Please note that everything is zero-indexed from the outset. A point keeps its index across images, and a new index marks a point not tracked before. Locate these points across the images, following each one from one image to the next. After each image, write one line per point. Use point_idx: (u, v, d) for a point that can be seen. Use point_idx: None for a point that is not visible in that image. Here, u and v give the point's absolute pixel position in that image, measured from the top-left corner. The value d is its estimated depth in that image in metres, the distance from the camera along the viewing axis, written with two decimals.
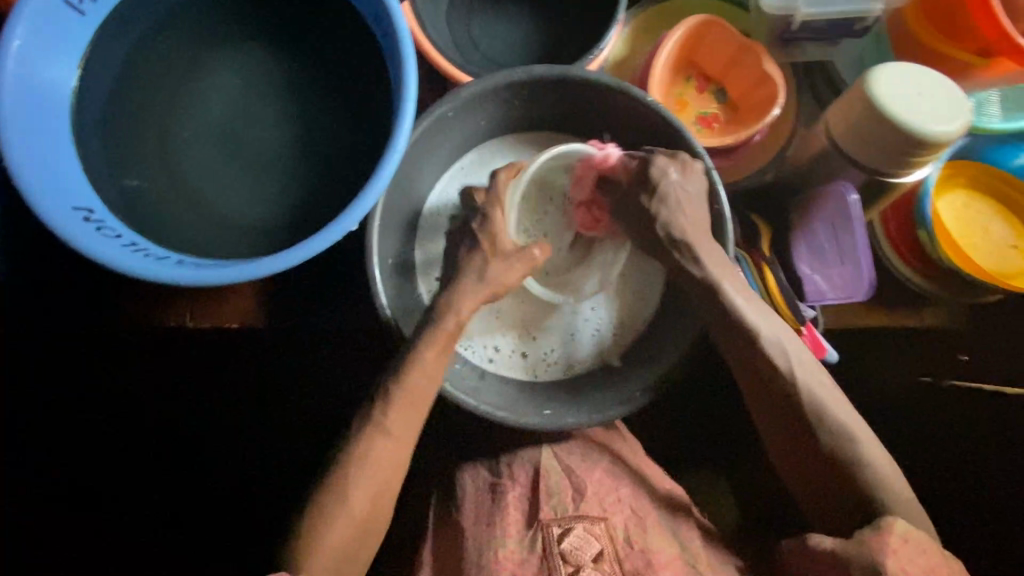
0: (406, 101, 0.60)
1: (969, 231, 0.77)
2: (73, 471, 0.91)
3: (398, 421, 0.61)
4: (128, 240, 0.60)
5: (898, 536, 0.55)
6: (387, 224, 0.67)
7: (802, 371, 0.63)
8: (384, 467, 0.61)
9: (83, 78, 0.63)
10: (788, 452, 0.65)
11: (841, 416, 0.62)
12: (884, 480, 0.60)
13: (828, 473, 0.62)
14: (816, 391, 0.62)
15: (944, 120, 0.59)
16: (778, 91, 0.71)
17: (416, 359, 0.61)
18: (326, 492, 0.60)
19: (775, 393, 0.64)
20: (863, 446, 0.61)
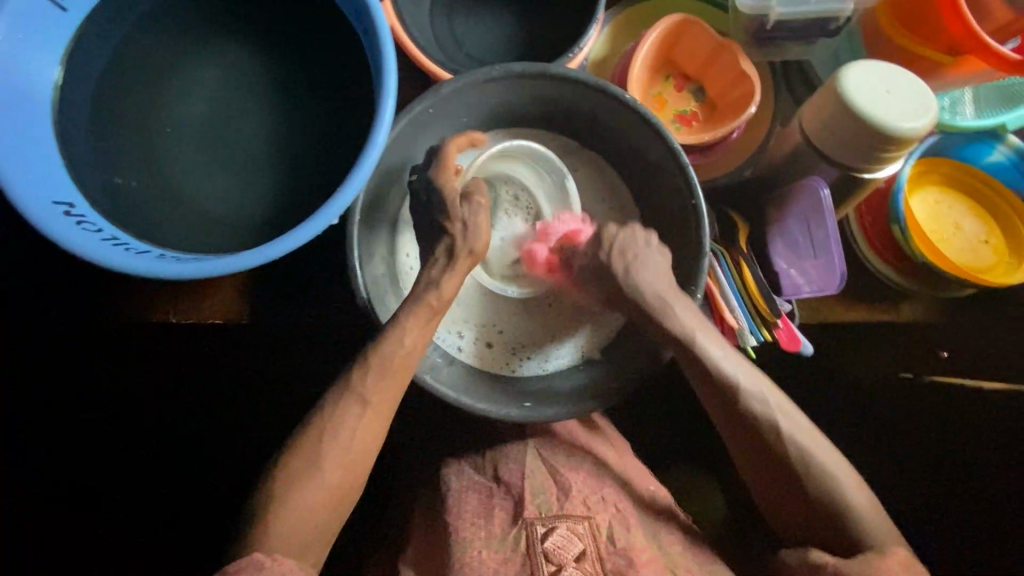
0: (387, 97, 0.61)
1: (941, 227, 0.78)
2: (72, 471, 0.94)
3: (358, 430, 0.61)
4: (108, 234, 0.60)
5: (890, 560, 0.61)
6: (369, 219, 0.68)
7: (783, 418, 0.66)
8: (337, 475, 0.60)
9: (65, 68, 0.63)
10: (772, 483, 0.67)
11: (820, 449, 0.66)
12: (862, 506, 0.65)
13: (811, 504, 0.65)
14: (797, 435, 0.66)
15: (912, 118, 0.61)
16: (754, 89, 0.72)
17: (392, 336, 0.61)
18: (294, 474, 0.59)
19: (758, 440, 0.66)
20: (841, 475, 0.65)
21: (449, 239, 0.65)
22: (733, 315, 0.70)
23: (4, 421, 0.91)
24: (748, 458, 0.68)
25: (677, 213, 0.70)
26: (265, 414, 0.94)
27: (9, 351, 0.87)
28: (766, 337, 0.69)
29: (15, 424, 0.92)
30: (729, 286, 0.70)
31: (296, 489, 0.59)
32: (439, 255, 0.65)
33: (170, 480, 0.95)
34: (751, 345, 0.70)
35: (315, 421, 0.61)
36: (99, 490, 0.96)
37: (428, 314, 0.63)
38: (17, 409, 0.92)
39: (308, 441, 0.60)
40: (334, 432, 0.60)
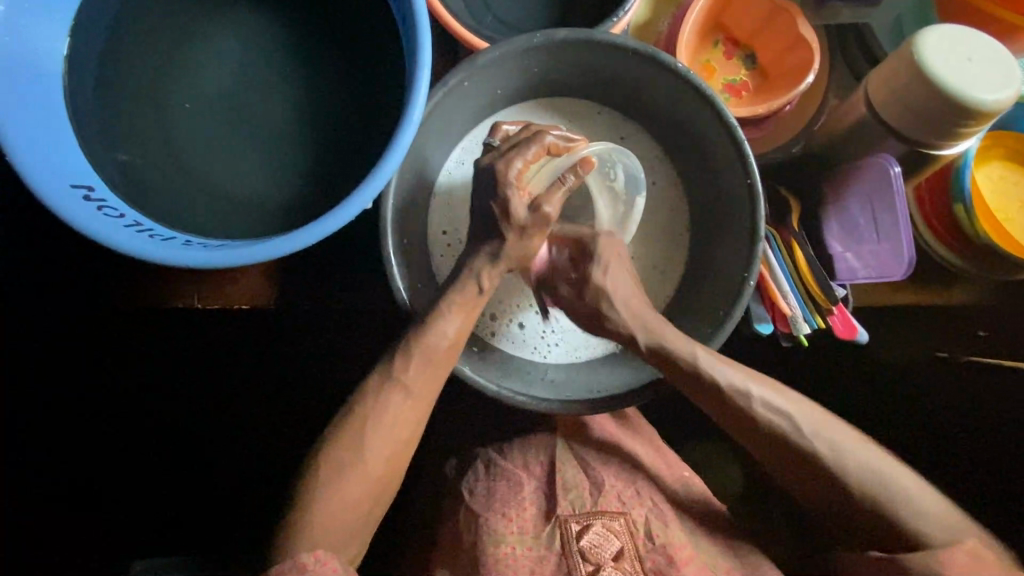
0: (422, 68, 0.56)
1: (1006, 207, 0.73)
2: (72, 470, 0.89)
3: (396, 425, 0.59)
4: (130, 220, 0.57)
5: (957, 551, 0.57)
6: (400, 201, 0.64)
7: (801, 418, 0.63)
8: (375, 472, 0.58)
9: (74, 40, 0.60)
10: (822, 495, 0.63)
11: (849, 445, 0.62)
12: (919, 501, 0.60)
13: (860, 508, 0.61)
14: (820, 432, 0.62)
15: (997, 88, 0.56)
16: (813, 57, 0.67)
17: (438, 320, 0.59)
18: (336, 452, 0.58)
19: (780, 448, 0.63)
20: (887, 470, 0.61)
21: (502, 244, 0.62)
22: (785, 302, 0.66)
23: (3, 421, 0.85)
24: (780, 470, 0.65)
25: (729, 194, 0.66)
26: (281, 405, 0.91)
27: (9, 351, 0.82)
28: (819, 324, 0.66)
29: (16, 425, 0.86)
30: (781, 270, 0.66)
31: (336, 483, 0.57)
32: (484, 253, 0.62)
33: (169, 480, 0.91)
34: (804, 334, 0.66)
35: (350, 414, 0.59)
36: (101, 490, 0.90)
37: (473, 303, 0.61)
38: (17, 409, 0.86)
39: (347, 436, 0.58)
40: (374, 422, 0.58)
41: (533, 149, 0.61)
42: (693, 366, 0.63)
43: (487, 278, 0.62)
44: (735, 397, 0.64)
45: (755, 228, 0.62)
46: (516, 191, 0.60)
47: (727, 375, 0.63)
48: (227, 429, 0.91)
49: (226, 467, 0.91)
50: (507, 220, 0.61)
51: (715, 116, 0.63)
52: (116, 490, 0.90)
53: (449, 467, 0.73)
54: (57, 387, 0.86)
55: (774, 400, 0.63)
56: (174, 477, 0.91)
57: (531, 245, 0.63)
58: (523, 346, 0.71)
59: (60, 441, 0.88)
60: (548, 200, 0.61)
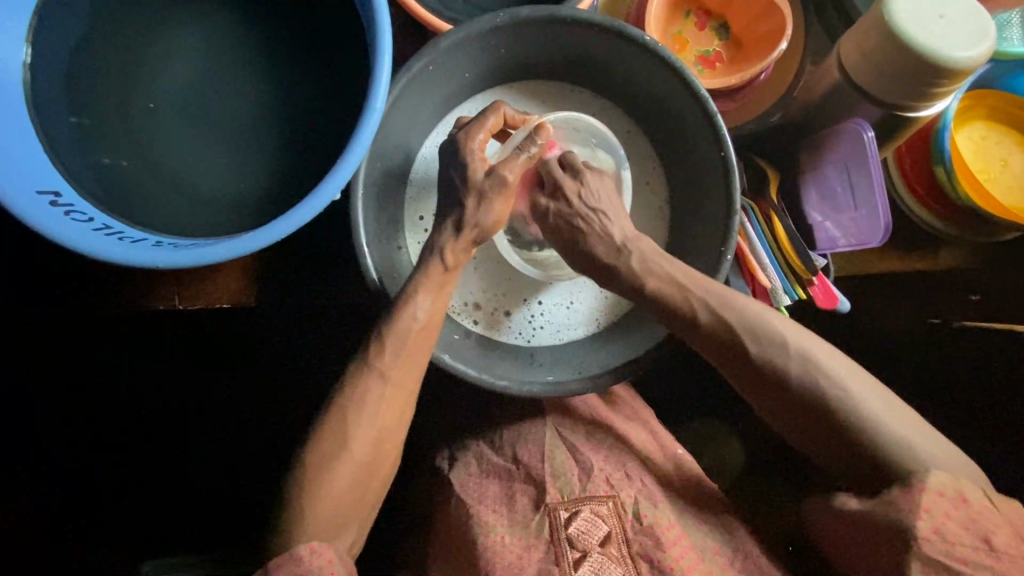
0: (383, 52, 0.55)
1: (987, 166, 0.72)
2: (71, 470, 0.90)
3: (381, 408, 0.58)
4: (100, 224, 0.57)
5: (929, 493, 0.52)
6: (372, 191, 0.63)
7: (748, 321, 0.60)
8: (367, 457, 0.58)
9: (32, 45, 0.58)
10: (778, 415, 0.60)
11: (830, 381, 0.57)
12: (900, 437, 0.56)
13: (842, 442, 0.57)
14: (774, 335, 0.59)
15: (969, 44, 0.54)
16: (785, 22, 0.65)
17: (413, 303, 0.59)
18: (321, 444, 0.57)
19: (728, 355, 0.61)
20: (852, 392, 0.57)
21: (464, 213, 0.61)
22: (764, 274, 0.65)
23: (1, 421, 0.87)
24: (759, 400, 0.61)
25: (705, 167, 0.65)
26: (272, 403, 0.91)
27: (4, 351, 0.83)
28: (800, 296, 0.65)
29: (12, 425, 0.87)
30: (759, 242, 0.66)
31: (332, 472, 0.57)
32: (449, 228, 0.61)
33: (167, 479, 0.91)
34: (785, 305, 0.66)
35: (341, 404, 0.58)
36: (99, 492, 0.91)
37: (441, 283, 0.60)
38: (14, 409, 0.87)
39: (331, 429, 0.57)
40: (357, 412, 0.58)
41: (494, 117, 0.62)
42: (661, 297, 0.62)
43: (452, 254, 0.61)
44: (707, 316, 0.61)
45: (731, 200, 0.62)
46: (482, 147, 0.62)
47: (694, 302, 0.61)
48: (220, 429, 0.92)
49: (220, 467, 0.92)
50: (468, 186, 0.60)
51: (686, 88, 0.62)
52: (113, 493, 0.91)
53: (440, 457, 0.73)
54: (52, 390, 0.87)
55: (717, 303, 0.61)
56: (170, 478, 0.91)
57: (495, 211, 0.61)
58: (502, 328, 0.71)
59: (56, 445, 0.89)
60: (507, 165, 0.60)
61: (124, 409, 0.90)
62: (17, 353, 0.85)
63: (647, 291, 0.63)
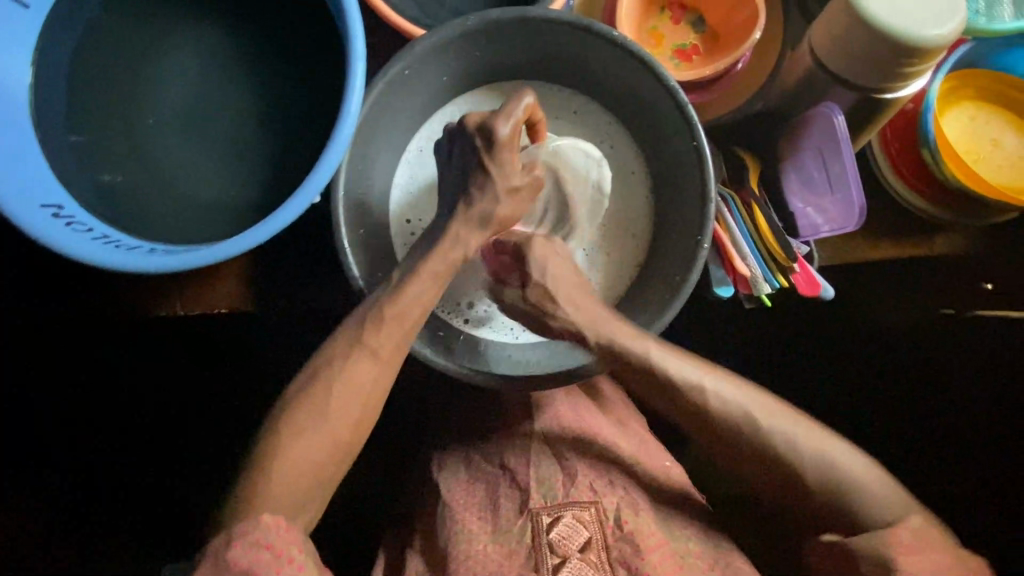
0: (356, 58, 0.58)
1: (976, 148, 0.71)
2: (87, 469, 0.96)
3: (366, 382, 0.59)
4: (99, 233, 0.60)
5: (905, 530, 0.57)
6: (354, 194, 0.66)
7: (703, 379, 0.61)
8: (343, 433, 0.59)
9: (39, 66, 0.62)
10: (742, 462, 0.63)
11: (800, 434, 0.60)
12: (882, 495, 0.59)
13: (808, 492, 0.60)
14: (733, 393, 0.61)
15: (937, 23, 0.54)
16: (758, 12, 0.66)
17: (412, 281, 0.60)
18: (300, 405, 0.58)
19: (684, 410, 0.62)
20: (807, 442, 0.60)
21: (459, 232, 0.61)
22: (745, 263, 0.64)
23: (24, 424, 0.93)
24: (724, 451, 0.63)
25: (681, 157, 0.65)
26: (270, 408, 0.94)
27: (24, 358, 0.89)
28: (781, 284, 0.65)
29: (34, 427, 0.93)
30: (740, 230, 0.65)
31: (304, 441, 0.57)
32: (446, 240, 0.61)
33: (175, 481, 0.96)
34: (766, 294, 0.65)
35: (322, 368, 0.59)
36: (100, 491, 0.96)
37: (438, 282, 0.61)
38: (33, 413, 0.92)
39: (314, 393, 0.58)
40: (340, 380, 0.58)
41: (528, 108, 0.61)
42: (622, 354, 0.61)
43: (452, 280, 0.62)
44: (666, 377, 0.61)
45: (705, 188, 0.62)
46: (509, 151, 0.60)
47: (695, 384, 0.61)
48: (211, 434, 0.96)
49: (217, 471, 0.96)
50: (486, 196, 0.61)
51: (656, 81, 0.62)
52: (116, 494, 0.96)
53: (429, 461, 0.73)
54: (52, 390, 0.91)
55: (675, 359, 0.61)
56: (173, 480, 0.96)
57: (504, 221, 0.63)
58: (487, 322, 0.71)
59: (57, 445, 0.94)
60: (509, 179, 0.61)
61: (123, 409, 0.94)
62: (17, 353, 0.89)
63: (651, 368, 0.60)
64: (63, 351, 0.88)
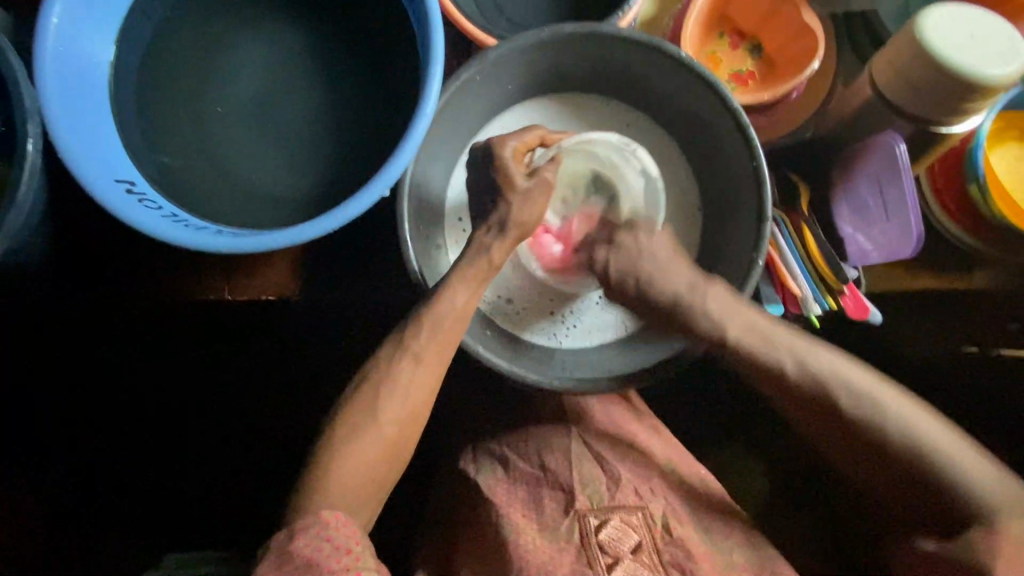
0: (434, 61, 0.60)
1: (1022, 185, 0.73)
2: (113, 455, 0.96)
3: (411, 393, 0.60)
4: (168, 212, 0.61)
5: (1008, 538, 0.54)
6: (415, 192, 0.67)
7: (782, 349, 0.61)
8: (392, 437, 0.59)
9: (119, 48, 0.65)
10: (823, 439, 0.62)
11: (895, 408, 0.59)
12: (980, 483, 0.56)
13: (905, 476, 0.58)
14: (822, 366, 0.60)
15: (1000, 63, 0.56)
16: (818, 44, 0.68)
17: (451, 293, 0.61)
18: (353, 417, 0.59)
19: (767, 375, 0.62)
20: (897, 415, 0.59)
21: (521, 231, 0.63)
22: (795, 282, 0.66)
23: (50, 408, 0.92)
24: (812, 427, 0.62)
25: (737, 178, 0.67)
26: (303, 403, 0.97)
27: None
28: (831, 305, 0.66)
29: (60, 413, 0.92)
30: (790, 252, 0.67)
31: (357, 445, 0.58)
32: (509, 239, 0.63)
33: (203, 469, 0.98)
34: (816, 315, 0.66)
35: (372, 380, 0.60)
36: (99, 492, 0.96)
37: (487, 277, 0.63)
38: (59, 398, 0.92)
39: (363, 402, 0.59)
40: (390, 393, 0.59)
41: (531, 132, 0.67)
42: (692, 318, 0.63)
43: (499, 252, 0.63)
44: (740, 340, 0.61)
45: (762, 210, 0.63)
46: (513, 162, 0.63)
47: (768, 346, 0.61)
48: (242, 422, 0.98)
49: (244, 464, 0.98)
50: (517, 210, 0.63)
51: (719, 101, 0.64)
52: (133, 484, 0.97)
53: (463, 460, 0.73)
54: (52, 390, 0.91)
55: (751, 323, 0.62)
56: (197, 469, 0.98)
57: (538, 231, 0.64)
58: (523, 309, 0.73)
59: (56, 445, 0.94)
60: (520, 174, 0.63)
61: (122, 409, 0.95)
62: (16, 353, 0.83)
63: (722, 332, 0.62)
64: (62, 351, 0.85)
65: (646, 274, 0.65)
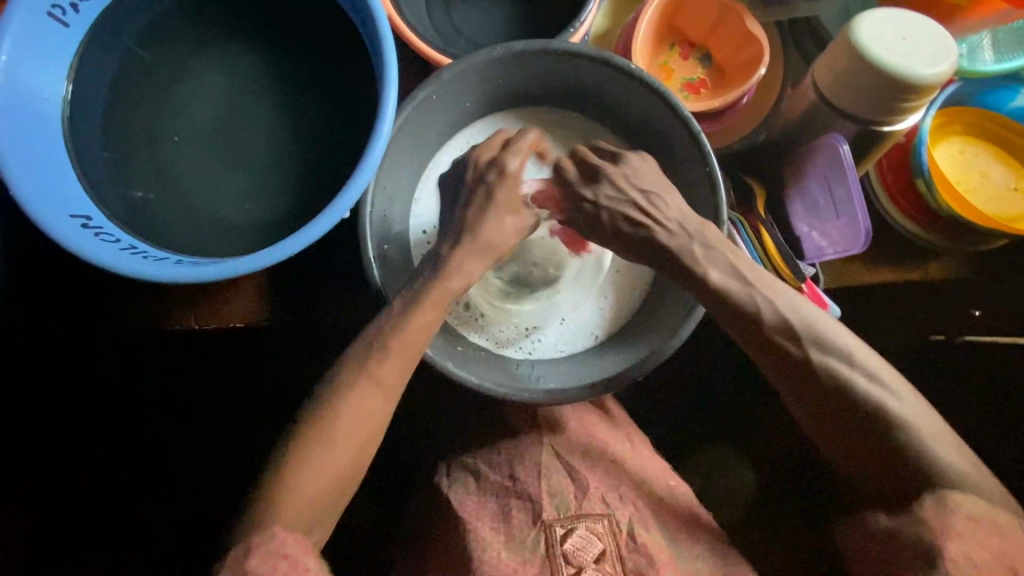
0: (390, 84, 0.60)
1: (967, 178, 0.76)
2: (90, 486, 0.96)
3: (365, 414, 0.59)
4: (126, 244, 0.61)
5: (962, 517, 0.54)
6: (378, 211, 0.67)
7: (760, 296, 0.62)
8: (349, 453, 0.59)
9: (73, 81, 0.64)
10: (796, 396, 0.63)
11: (866, 368, 0.60)
12: (941, 459, 0.57)
13: (868, 446, 0.59)
14: (801, 321, 0.61)
15: (932, 63, 0.58)
16: (763, 51, 0.70)
17: (396, 333, 0.60)
18: (309, 434, 0.58)
19: (742, 318, 0.62)
20: (868, 379, 0.60)
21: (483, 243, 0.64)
22: None
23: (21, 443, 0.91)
24: (784, 379, 0.63)
25: (693, 183, 0.69)
26: (282, 425, 0.96)
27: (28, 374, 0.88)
28: None
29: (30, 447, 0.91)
30: (749, 252, 0.68)
31: (307, 467, 0.57)
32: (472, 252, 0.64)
33: (182, 496, 0.98)
34: None
35: (328, 397, 0.59)
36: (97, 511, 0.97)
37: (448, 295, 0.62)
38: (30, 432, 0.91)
39: (317, 425, 0.58)
40: (343, 412, 0.58)
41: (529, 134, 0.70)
42: (667, 249, 0.65)
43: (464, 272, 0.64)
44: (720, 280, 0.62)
45: (718, 215, 0.65)
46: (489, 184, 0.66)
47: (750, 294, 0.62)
48: (219, 448, 0.97)
49: (224, 484, 0.98)
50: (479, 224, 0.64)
51: (671, 111, 0.66)
52: (110, 512, 0.97)
53: (438, 475, 0.74)
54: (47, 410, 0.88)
55: (733, 264, 0.63)
56: (175, 494, 0.98)
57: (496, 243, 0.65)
58: (522, 302, 0.75)
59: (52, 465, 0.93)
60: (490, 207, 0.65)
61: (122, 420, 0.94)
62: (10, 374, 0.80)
63: (704, 278, 0.63)
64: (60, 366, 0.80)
65: (615, 207, 0.67)
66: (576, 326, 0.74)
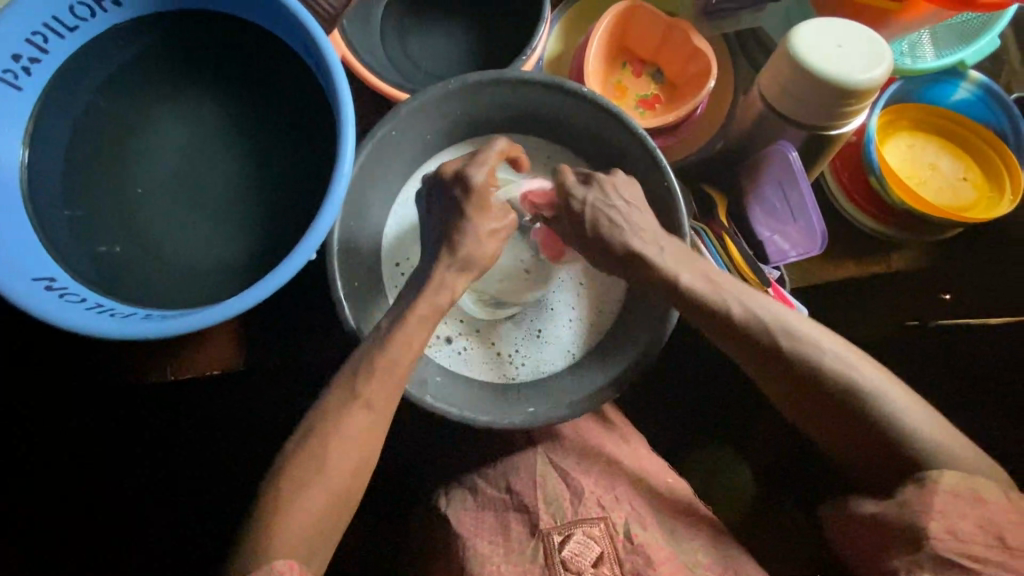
0: (347, 125, 0.61)
1: (916, 172, 0.79)
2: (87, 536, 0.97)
3: (351, 449, 0.57)
4: (92, 302, 0.61)
5: (950, 499, 0.54)
6: (346, 250, 0.68)
7: (733, 302, 0.63)
8: (339, 490, 0.57)
9: (29, 144, 0.64)
10: (782, 395, 0.63)
11: (848, 359, 0.60)
12: (932, 439, 0.57)
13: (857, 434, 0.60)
14: (778, 322, 0.62)
15: (868, 68, 0.61)
16: (711, 65, 0.73)
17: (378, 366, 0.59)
18: (294, 474, 0.56)
19: (718, 323, 0.63)
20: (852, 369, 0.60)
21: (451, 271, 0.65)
22: None
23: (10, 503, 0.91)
24: (769, 381, 0.64)
25: (655, 197, 0.70)
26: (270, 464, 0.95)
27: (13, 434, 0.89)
28: None
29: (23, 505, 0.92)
30: (714, 260, 0.70)
31: (298, 506, 0.55)
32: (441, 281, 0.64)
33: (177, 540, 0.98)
34: None
35: (314, 431, 0.58)
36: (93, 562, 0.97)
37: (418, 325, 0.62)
38: None
39: (300, 467, 0.56)
40: (325, 453, 0.57)
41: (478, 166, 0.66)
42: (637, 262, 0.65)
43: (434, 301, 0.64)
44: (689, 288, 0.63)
45: (679, 229, 0.67)
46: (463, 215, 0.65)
47: (726, 301, 0.63)
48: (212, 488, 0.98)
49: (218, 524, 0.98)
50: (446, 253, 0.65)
51: (628, 131, 0.68)
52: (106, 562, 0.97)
53: (438, 497, 0.74)
54: None
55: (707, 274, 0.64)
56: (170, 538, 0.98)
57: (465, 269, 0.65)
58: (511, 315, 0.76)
59: None
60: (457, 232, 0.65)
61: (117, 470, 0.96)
62: None
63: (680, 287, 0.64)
64: None
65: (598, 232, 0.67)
66: (561, 333, 0.75)
